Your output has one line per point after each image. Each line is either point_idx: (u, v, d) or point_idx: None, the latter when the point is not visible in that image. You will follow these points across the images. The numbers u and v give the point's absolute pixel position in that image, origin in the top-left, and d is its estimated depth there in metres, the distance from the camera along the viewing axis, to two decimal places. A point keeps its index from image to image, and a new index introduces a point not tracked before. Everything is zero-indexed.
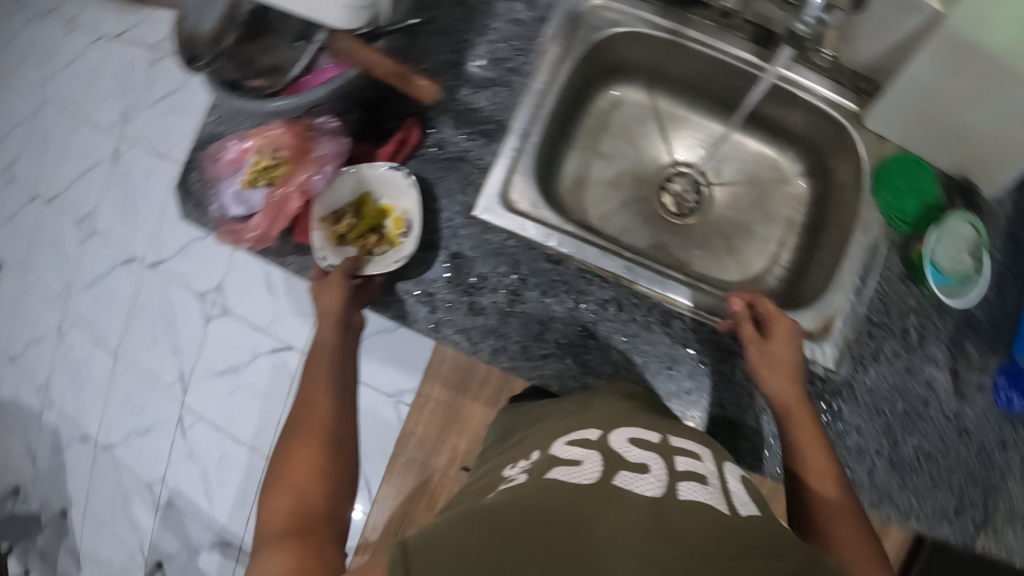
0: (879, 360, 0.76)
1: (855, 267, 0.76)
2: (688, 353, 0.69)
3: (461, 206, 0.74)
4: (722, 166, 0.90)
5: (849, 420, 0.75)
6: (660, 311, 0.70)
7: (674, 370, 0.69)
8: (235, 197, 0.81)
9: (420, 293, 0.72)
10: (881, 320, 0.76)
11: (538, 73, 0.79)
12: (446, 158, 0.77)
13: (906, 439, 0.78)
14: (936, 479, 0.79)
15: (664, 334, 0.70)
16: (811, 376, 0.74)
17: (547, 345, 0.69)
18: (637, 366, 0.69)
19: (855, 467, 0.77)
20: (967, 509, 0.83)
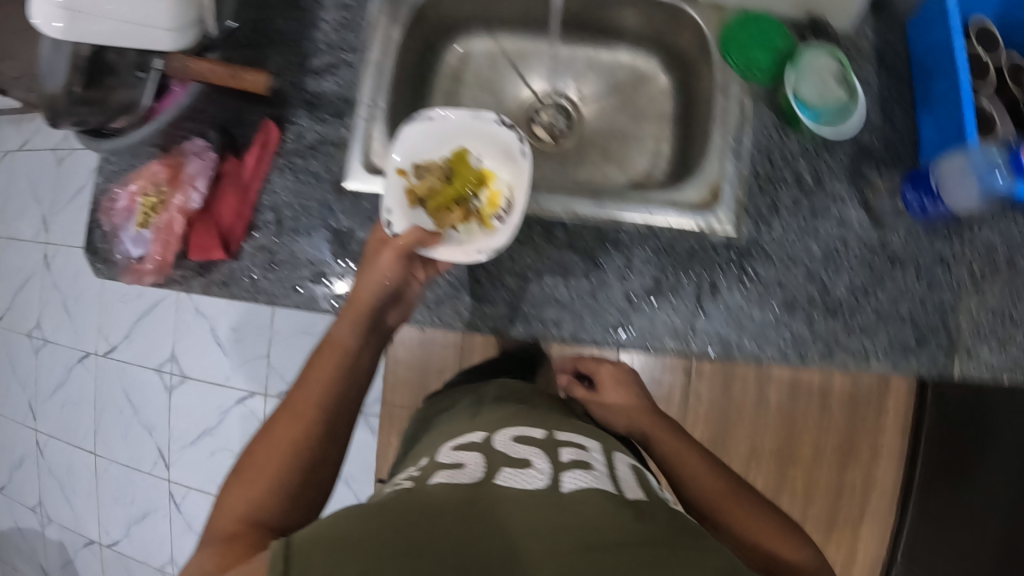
0: (779, 212, 0.74)
1: (726, 130, 0.75)
2: (578, 258, 0.69)
3: (330, 184, 0.76)
4: (583, 83, 0.90)
5: (770, 279, 0.73)
6: (541, 226, 0.69)
7: (569, 279, 0.69)
8: (131, 240, 0.82)
9: (315, 275, 0.75)
10: (769, 172, 0.75)
11: (372, 44, 0.80)
12: (308, 145, 0.78)
13: (836, 281, 0.76)
14: (880, 313, 0.77)
15: (550, 245, 0.69)
16: (715, 247, 0.71)
17: (438, 289, 0.69)
18: (533, 286, 0.69)
19: (793, 324, 0.74)
20: (926, 336, 0.81)
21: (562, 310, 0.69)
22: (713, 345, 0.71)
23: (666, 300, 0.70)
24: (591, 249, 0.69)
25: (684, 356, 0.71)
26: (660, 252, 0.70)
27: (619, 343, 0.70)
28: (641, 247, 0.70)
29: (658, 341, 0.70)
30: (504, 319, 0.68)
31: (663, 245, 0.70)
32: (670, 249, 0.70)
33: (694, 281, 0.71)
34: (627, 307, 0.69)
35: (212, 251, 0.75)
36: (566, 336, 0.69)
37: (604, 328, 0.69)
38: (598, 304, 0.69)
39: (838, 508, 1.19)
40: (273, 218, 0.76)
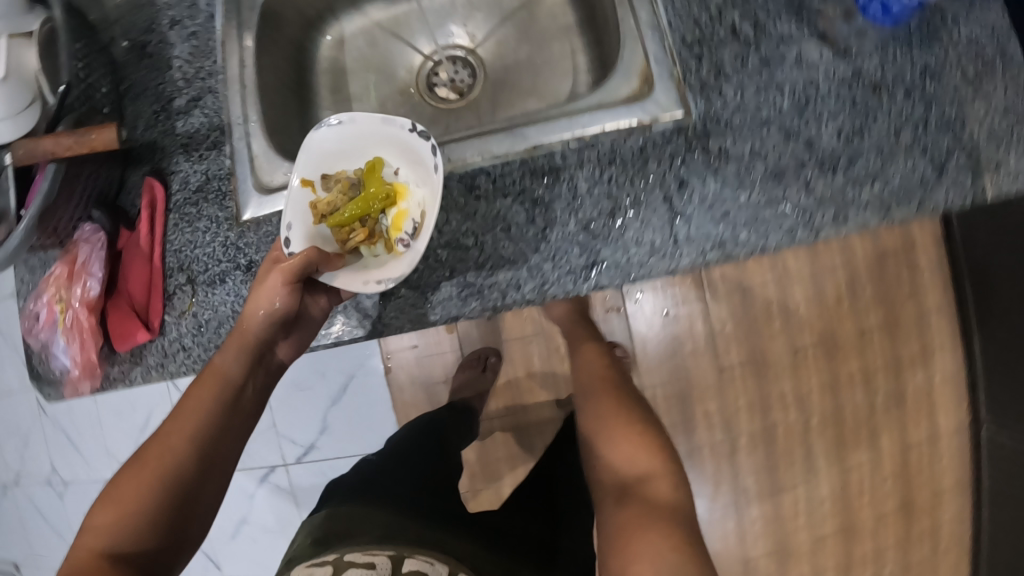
0: (726, 75, 0.63)
1: (637, 9, 0.64)
2: (514, 202, 0.61)
3: (229, 221, 0.65)
4: (472, 26, 0.80)
5: (739, 153, 0.62)
6: (465, 185, 0.61)
7: (513, 231, 0.60)
8: (63, 352, 0.69)
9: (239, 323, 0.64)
10: (700, 37, 0.64)
11: (228, 57, 0.68)
12: (195, 189, 0.67)
13: (816, 131, 0.64)
14: (880, 151, 0.65)
15: (479, 200, 0.61)
16: (664, 137, 0.61)
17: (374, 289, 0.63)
18: (478, 252, 0.61)
19: (785, 195, 0.62)
20: (957, 158, 0.65)
21: (517, 267, 0.60)
22: (703, 248, 0.60)
23: (629, 215, 0.60)
24: (529, 190, 0.61)
25: (671, 272, 0.60)
26: (605, 165, 0.60)
27: (592, 283, 0.60)
28: (582, 168, 0.61)
29: (635, 264, 0.60)
30: (457, 300, 0.61)
31: (606, 158, 0.61)
32: (614, 157, 0.61)
33: (654, 182, 0.60)
34: (589, 240, 0.60)
35: (135, 334, 0.66)
36: (532, 295, 0.60)
37: (570, 271, 0.59)
38: (555, 247, 0.60)
39: (902, 381, 1.20)
40: (185, 278, 0.66)
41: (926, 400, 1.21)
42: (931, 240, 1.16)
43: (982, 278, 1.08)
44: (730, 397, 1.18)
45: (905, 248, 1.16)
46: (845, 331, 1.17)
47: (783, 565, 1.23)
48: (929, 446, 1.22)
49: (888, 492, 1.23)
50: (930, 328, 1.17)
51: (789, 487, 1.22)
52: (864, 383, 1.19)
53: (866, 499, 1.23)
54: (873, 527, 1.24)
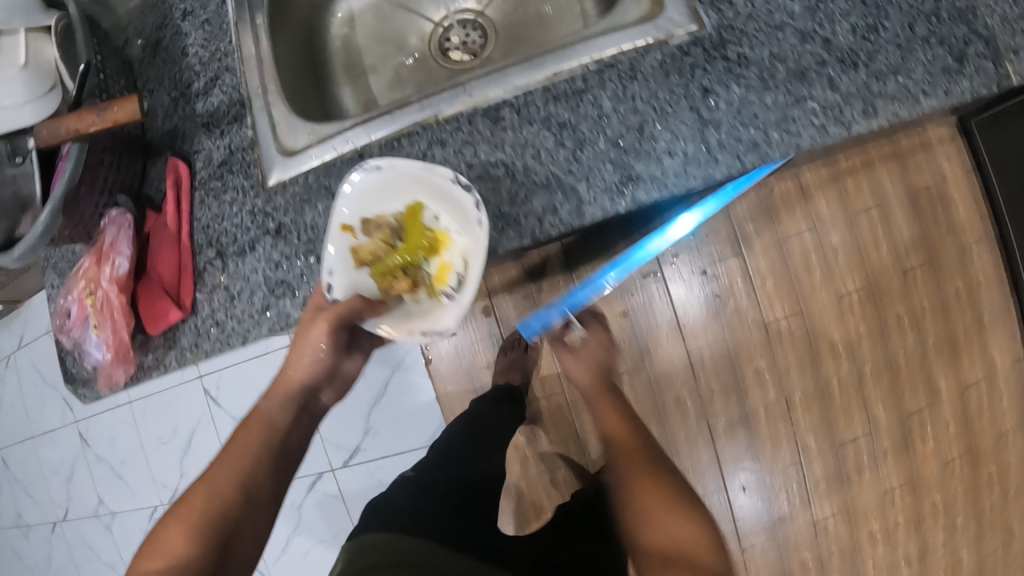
0: None
1: None
2: (532, 126, 0.49)
3: (254, 186, 0.63)
4: None
5: (802, 36, 0.48)
6: (482, 114, 0.50)
7: (543, 156, 0.49)
8: (95, 347, 0.71)
9: (268, 286, 0.60)
10: None
11: (240, 33, 0.67)
12: (220, 163, 0.66)
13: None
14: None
15: (492, 133, 0.50)
16: (701, 35, 0.49)
17: None
18: (501, 183, 0.50)
19: (875, 78, 0.48)
20: None
21: (547, 195, 0.49)
22: (774, 143, 0.47)
23: (680, 118, 0.48)
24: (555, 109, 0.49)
25: (740, 170, 0.47)
26: (642, 71, 0.49)
27: (640, 198, 0.48)
28: (616, 76, 0.49)
29: (693, 169, 0.47)
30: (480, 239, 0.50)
31: (641, 63, 0.49)
32: (640, 70, 0.49)
33: (704, 76, 0.48)
34: (625, 155, 0.48)
35: (168, 312, 0.65)
36: (567, 223, 0.48)
37: (609, 190, 0.48)
38: (591, 166, 0.48)
39: (952, 318, 1.15)
40: (215, 253, 0.64)
41: (980, 337, 1.16)
42: (962, 171, 1.13)
43: None
44: (779, 352, 1.14)
45: (940, 183, 1.13)
46: (888, 272, 1.14)
47: (852, 526, 1.17)
48: (988, 384, 1.17)
49: (953, 437, 1.17)
50: (971, 261, 1.14)
51: (849, 442, 1.16)
52: (914, 325, 1.15)
53: (931, 447, 1.17)
54: (942, 476, 1.18)
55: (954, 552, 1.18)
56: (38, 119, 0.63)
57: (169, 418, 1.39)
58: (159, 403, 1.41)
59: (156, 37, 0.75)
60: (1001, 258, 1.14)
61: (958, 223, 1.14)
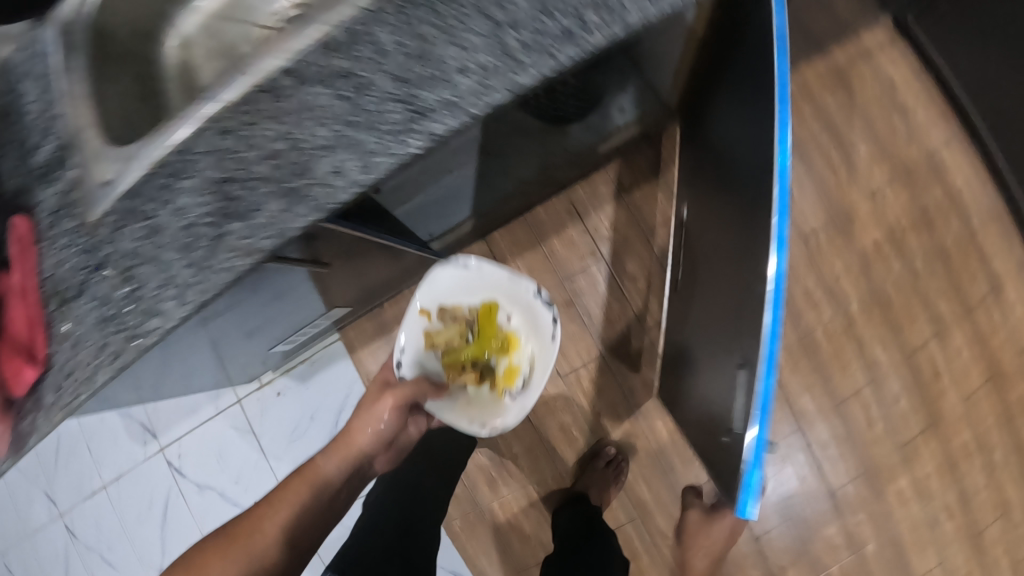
0: None
1: None
2: (304, 87, 0.39)
3: (77, 224, 0.52)
4: None
5: None
6: (260, 87, 0.40)
7: (320, 113, 0.39)
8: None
9: (98, 317, 0.52)
10: None
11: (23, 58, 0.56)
12: (60, 209, 0.53)
13: None
14: None
15: (264, 106, 0.40)
16: None
17: (200, 242, 0.43)
18: (287, 156, 0.41)
19: None
20: None
21: (335, 153, 0.40)
22: (587, 30, 0.40)
23: (477, 29, 0.39)
24: (335, 54, 0.39)
25: (548, 71, 0.40)
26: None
27: (439, 130, 0.40)
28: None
29: (495, 82, 0.39)
30: (273, 218, 0.42)
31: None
32: None
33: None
34: (413, 89, 0.39)
35: (22, 371, 0.53)
36: (362, 178, 0.40)
37: (404, 128, 0.40)
38: (378, 109, 0.39)
39: (939, 235, 1.04)
40: (53, 298, 0.53)
41: (974, 249, 1.04)
42: (910, 74, 1.04)
43: (1008, 86, 0.93)
44: None
45: (890, 90, 1.04)
46: (854, 199, 1.04)
47: (876, 486, 1.04)
48: (997, 298, 1.04)
49: (969, 364, 1.05)
50: (945, 168, 1.03)
51: (852, 394, 1.04)
52: (897, 250, 1.04)
53: (947, 381, 1.04)
54: (966, 410, 1.04)
55: (999, 493, 1.04)
56: None
57: (143, 495, 1.35)
58: (131, 482, 1.36)
59: None
60: (976, 157, 1.04)
61: (921, 131, 1.04)
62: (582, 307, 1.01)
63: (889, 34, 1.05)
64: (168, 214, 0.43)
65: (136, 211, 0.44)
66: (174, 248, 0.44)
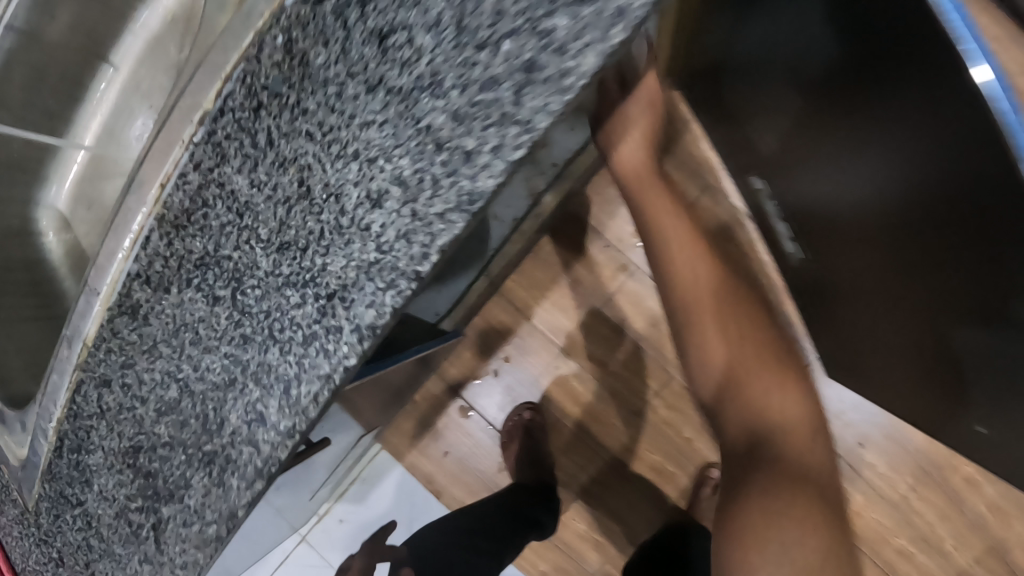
0: None
1: None
2: (175, 295, 0.26)
3: (22, 511, 0.43)
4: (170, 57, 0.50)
5: None
6: (118, 308, 0.29)
7: (203, 334, 0.25)
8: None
9: None
10: None
11: None
12: None
13: None
14: None
15: (138, 340, 0.29)
16: None
17: (145, 525, 0.33)
18: (186, 405, 0.27)
19: None
20: None
21: (244, 391, 0.24)
22: (565, 46, 0.20)
23: (378, 115, 0.22)
24: (181, 231, 0.26)
25: (524, 146, 0.20)
26: (285, 77, 0.23)
27: (372, 317, 0.22)
28: (238, 109, 0.24)
29: (433, 203, 0.21)
30: (210, 495, 0.28)
31: (270, 58, 0.23)
32: (264, 87, 0.23)
33: (400, 4, 0.21)
34: (307, 259, 0.22)
35: None
36: (285, 422, 0.24)
37: (318, 330, 0.22)
38: (273, 310, 0.23)
39: None
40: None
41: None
42: None
43: None
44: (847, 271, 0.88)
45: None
46: None
47: None
48: None
49: None
50: None
51: None
52: None
53: None
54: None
55: None
56: None
57: None
58: None
59: None
60: None
61: None
62: None
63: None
64: (100, 499, 0.35)
65: (73, 495, 0.37)
66: (121, 539, 0.35)
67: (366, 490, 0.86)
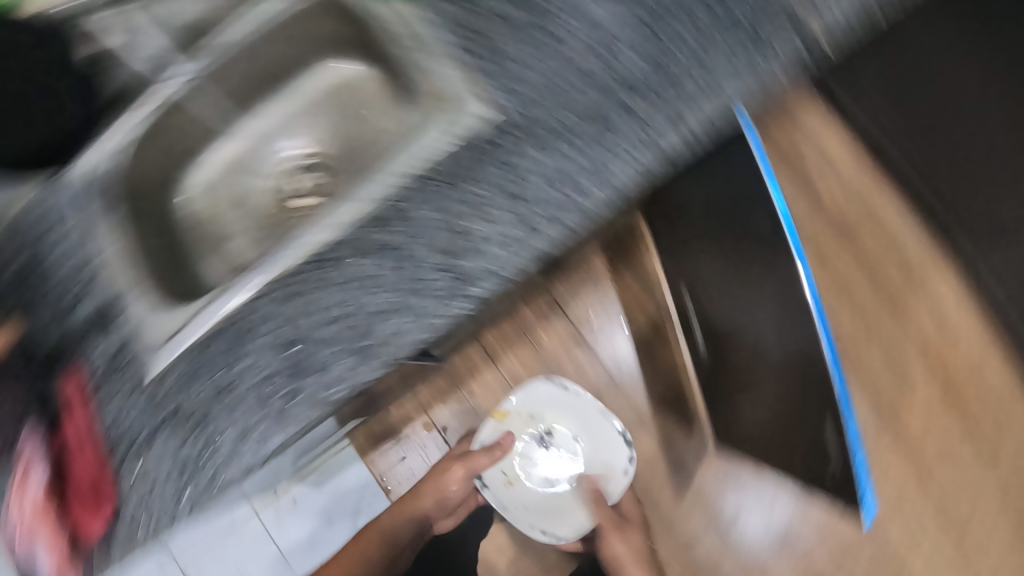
0: (506, 50, 0.59)
1: (446, 28, 0.60)
2: (366, 260, 0.59)
3: (135, 385, 0.61)
4: (315, 126, 0.81)
5: (561, 112, 0.58)
6: (311, 259, 0.58)
7: (380, 283, 0.58)
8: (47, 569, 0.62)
9: (173, 474, 0.62)
10: (473, 23, 0.60)
11: (73, 229, 0.65)
12: (103, 373, 0.61)
13: (641, 53, 0.59)
14: (710, 41, 0.59)
15: (325, 276, 0.59)
16: (481, 141, 0.58)
17: (281, 388, 0.60)
18: (350, 317, 0.59)
19: (629, 125, 0.58)
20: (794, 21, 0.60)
21: (406, 311, 0.59)
22: (582, 204, 0.57)
23: (493, 217, 0.58)
24: (380, 232, 0.59)
25: (549, 241, 0.58)
26: (458, 185, 0.58)
27: (481, 290, 0.59)
28: (433, 192, 0.58)
29: (510, 253, 0.58)
30: (352, 365, 0.59)
31: (452, 176, 0.58)
32: (444, 180, 0.58)
33: (510, 174, 0.58)
34: (454, 261, 0.58)
35: (87, 525, 0.61)
36: (427, 326, 0.59)
37: (457, 291, 0.58)
38: (432, 278, 0.58)
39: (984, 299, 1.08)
40: (127, 448, 0.62)
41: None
42: None
43: None
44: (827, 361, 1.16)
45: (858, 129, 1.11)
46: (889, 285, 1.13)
47: None
48: None
49: None
50: None
51: None
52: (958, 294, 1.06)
53: None
54: (946, 445, 0.96)
55: None
56: None
57: None
58: None
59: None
60: None
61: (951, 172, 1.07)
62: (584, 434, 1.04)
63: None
64: (242, 372, 0.60)
65: (211, 368, 0.60)
66: (249, 400, 0.61)
67: (321, 481, 1.11)
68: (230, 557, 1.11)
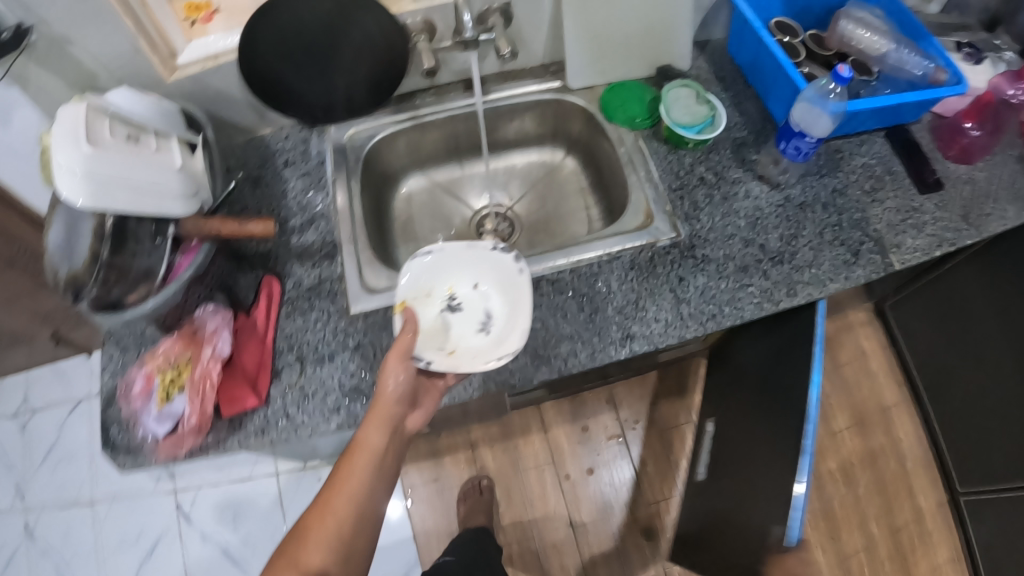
0: (701, 208, 0.95)
1: (636, 167, 1.01)
2: (568, 298, 0.89)
3: (340, 312, 0.96)
4: (510, 187, 1.25)
5: (721, 252, 0.92)
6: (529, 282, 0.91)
7: (570, 317, 0.87)
8: (155, 420, 0.87)
9: (346, 387, 0.90)
10: (679, 182, 0.98)
11: (337, 191, 1.08)
12: (308, 289, 0.99)
13: (769, 234, 0.95)
14: (814, 242, 0.96)
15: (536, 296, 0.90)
16: (666, 248, 0.92)
17: None
18: (540, 330, 0.87)
19: (756, 275, 0.91)
20: (857, 249, 0.97)
21: (579, 341, 0.86)
22: (721, 316, 0.87)
23: (654, 305, 0.87)
24: (580, 284, 0.90)
25: (690, 333, 0.86)
26: (642, 274, 0.90)
27: (639, 347, 0.85)
28: (625, 273, 0.90)
29: (658, 330, 0.86)
30: (531, 365, 0.85)
31: (642, 267, 0.90)
32: (634, 267, 0.90)
33: (677, 280, 0.89)
34: (626, 321, 0.86)
35: (245, 399, 0.88)
36: (593, 359, 0.85)
37: (618, 342, 0.85)
38: (606, 327, 0.86)
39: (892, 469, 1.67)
40: (294, 356, 0.93)
41: (867, 456, 1.69)
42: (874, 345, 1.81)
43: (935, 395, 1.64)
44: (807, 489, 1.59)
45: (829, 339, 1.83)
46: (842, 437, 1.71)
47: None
48: (915, 523, 1.63)
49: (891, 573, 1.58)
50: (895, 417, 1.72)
51: (852, 553, 1.59)
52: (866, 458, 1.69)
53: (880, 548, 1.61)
54: None
55: None
56: (187, 211, 0.85)
57: (140, 521, 1.71)
58: (125, 509, 1.72)
59: (259, 172, 1.11)
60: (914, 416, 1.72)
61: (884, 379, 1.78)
62: (597, 475, 1.66)
63: (855, 313, 1.84)
64: None
65: None
66: None
67: None
68: (243, 510, 1.70)
